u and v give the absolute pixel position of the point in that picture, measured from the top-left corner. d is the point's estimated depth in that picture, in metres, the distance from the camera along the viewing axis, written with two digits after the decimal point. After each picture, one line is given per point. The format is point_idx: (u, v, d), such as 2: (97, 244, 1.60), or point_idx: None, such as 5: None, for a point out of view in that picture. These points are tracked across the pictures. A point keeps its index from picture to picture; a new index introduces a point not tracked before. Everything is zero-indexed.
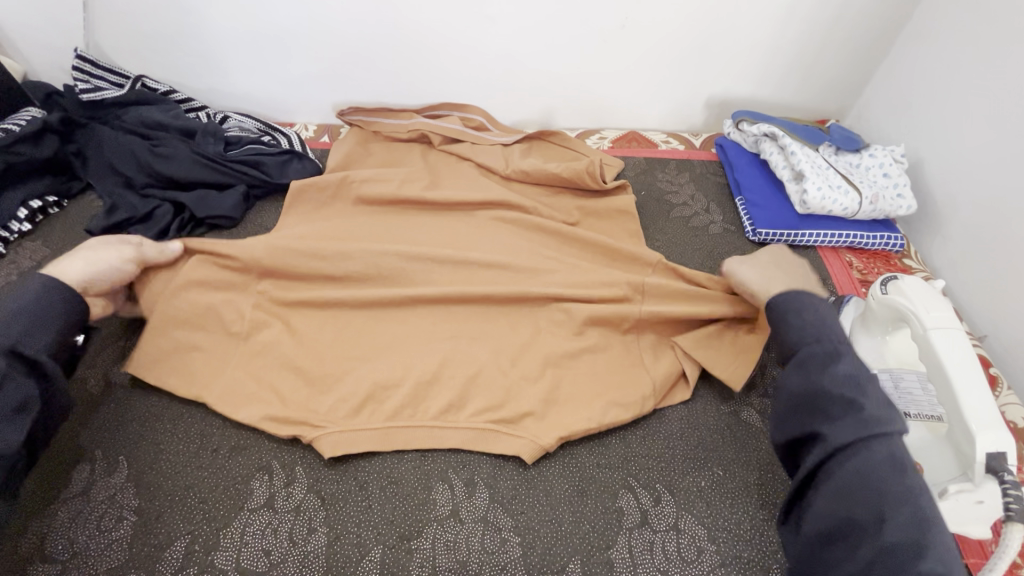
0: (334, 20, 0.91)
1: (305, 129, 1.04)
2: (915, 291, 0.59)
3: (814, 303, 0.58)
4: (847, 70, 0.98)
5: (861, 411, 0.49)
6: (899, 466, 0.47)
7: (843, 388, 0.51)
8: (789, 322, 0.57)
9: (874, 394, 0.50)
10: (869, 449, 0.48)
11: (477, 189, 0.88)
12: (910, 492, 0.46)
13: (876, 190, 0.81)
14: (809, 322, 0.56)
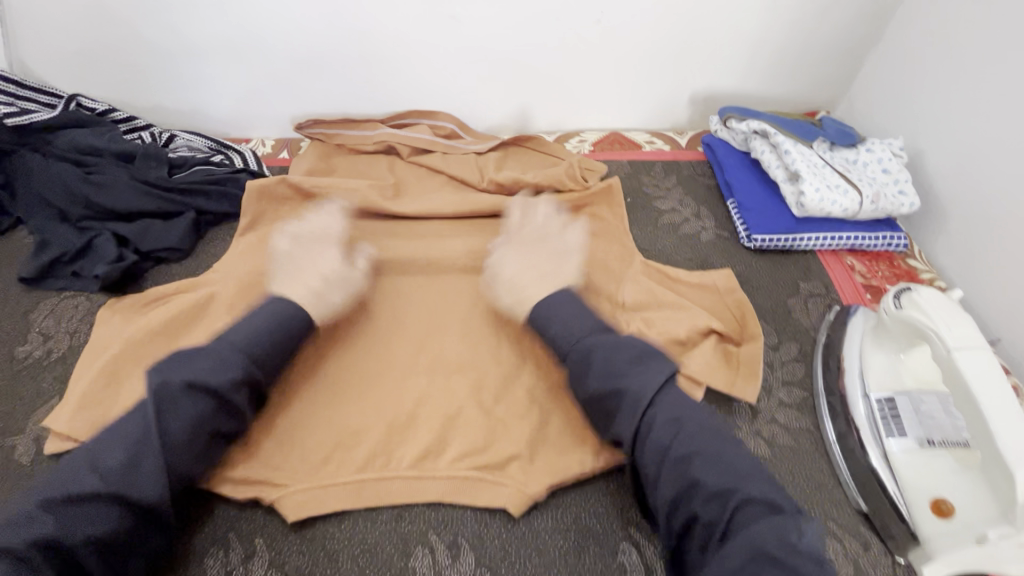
0: (285, 26, 0.84)
1: (262, 145, 0.96)
2: (932, 304, 0.54)
3: (568, 299, 0.64)
4: (837, 59, 0.93)
5: (630, 393, 0.53)
6: (683, 417, 0.52)
7: (610, 379, 0.55)
8: (552, 332, 0.62)
9: (646, 347, 0.58)
10: (652, 420, 0.52)
11: (450, 206, 0.81)
12: (702, 430, 0.51)
13: (877, 187, 0.76)
14: (562, 326, 0.62)
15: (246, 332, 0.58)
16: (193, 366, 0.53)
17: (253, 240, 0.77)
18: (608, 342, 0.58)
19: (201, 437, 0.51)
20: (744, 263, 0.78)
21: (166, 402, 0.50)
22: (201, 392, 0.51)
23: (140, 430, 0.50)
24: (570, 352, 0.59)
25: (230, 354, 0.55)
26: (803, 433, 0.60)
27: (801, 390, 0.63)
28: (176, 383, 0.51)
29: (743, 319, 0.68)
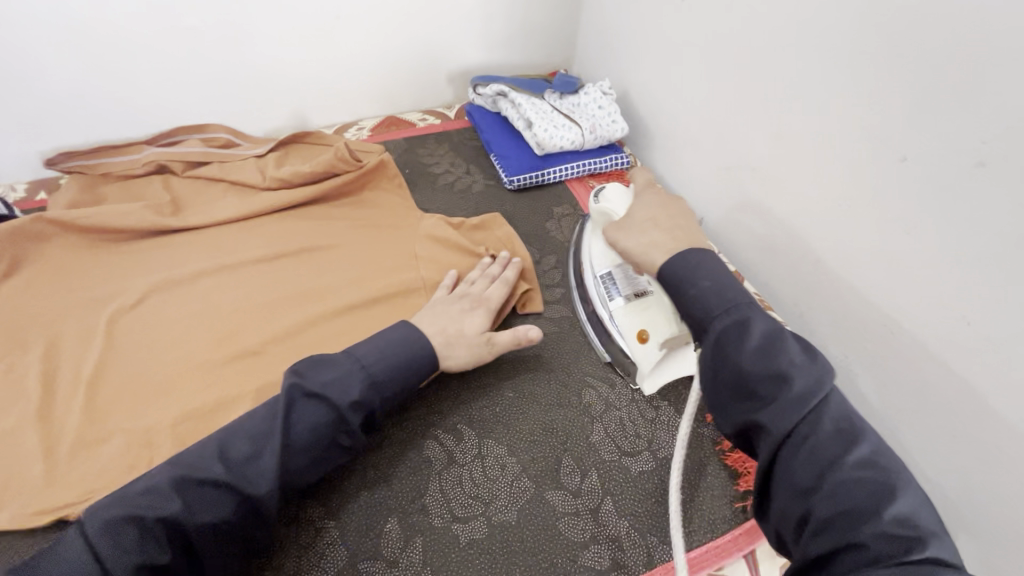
0: (3, 63, 0.80)
1: (12, 190, 0.90)
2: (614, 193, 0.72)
3: (700, 257, 0.55)
4: (556, 26, 1.12)
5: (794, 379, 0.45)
6: (842, 412, 0.45)
7: (766, 359, 0.46)
8: (701, 284, 0.53)
9: (791, 348, 0.47)
10: (803, 412, 0.44)
11: (233, 208, 0.84)
12: (844, 420, 0.44)
13: (593, 121, 0.94)
14: (715, 285, 0.52)
15: (375, 355, 0.58)
16: (319, 374, 0.55)
17: (19, 284, 0.74)
18: (766, 324, 0.49)
19: (322, 447, 0.53)
20: (510, 203, 0.92)
21: (292, 404, 0.53)
22: (323, 403, 0.54)
23: (267, 424, 0.53)
24: (720, 318, 0.50)
25: (354, 367, 0.57)
26: (564, 319, 0.76)
27: (560, 289, 0.80)
28: (304, 388, 0.54)
29: (513, 245, 0.81)
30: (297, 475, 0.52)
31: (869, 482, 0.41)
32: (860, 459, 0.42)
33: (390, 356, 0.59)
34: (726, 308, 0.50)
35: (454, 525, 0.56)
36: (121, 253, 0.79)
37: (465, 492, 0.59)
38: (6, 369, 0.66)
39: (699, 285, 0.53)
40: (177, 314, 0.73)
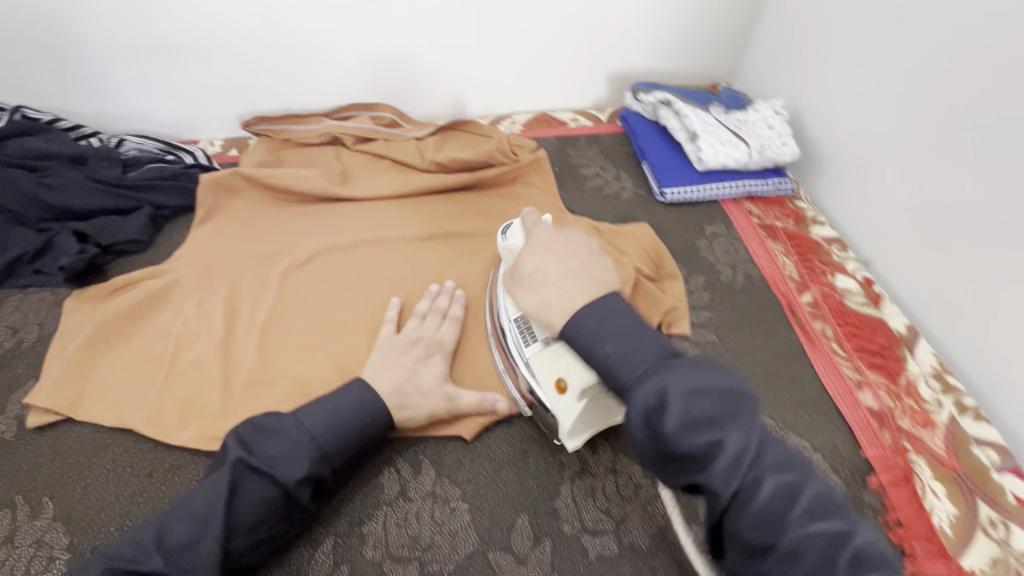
0: (226, 34, 0.90)
1: (210, 145, 1.01)
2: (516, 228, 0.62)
3: (610, 307, 0.47)
4: (730, 36, 1.06)
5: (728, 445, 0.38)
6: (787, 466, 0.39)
7: (701, 427, 0.38)
8: (607, 350, 0.45)
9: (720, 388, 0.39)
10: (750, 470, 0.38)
11: (393, 185, 0.89)
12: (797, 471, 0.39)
13: (762, 141, 0.89)
14: (622, 340, 0.44)
15: (327, 422, 0.53)
16: (267, 447, 0.51)
17: (213, 229, 0.83)
18: (685, 379, 0.39)
19: (267, 523, 0.49)
20: (659, 216, 0.89)
21: (234, 482, 0.48)
22: (267, 477, 0.50)
23: (208, 505, 0.48)
24: (635, 387, 0.42)
25: (304, 439, 0.52)
26: (708, 345, 0.72)
27: (709, 312, 0.76)
28: (249, 461, 0.50)
29: (661, 262, 0.80)
30: (239, 555, 0.48)
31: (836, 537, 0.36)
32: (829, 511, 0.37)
33: (337, 420, 0.54)
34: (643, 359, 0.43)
35: (584, 536, 0.56)
36: (293, 214, 0.86)
37: (596, 505, 0.58)
38: (197, 304, 0.74)
39: (609, 347, 0.45)
40: (339, 277, 0.78)
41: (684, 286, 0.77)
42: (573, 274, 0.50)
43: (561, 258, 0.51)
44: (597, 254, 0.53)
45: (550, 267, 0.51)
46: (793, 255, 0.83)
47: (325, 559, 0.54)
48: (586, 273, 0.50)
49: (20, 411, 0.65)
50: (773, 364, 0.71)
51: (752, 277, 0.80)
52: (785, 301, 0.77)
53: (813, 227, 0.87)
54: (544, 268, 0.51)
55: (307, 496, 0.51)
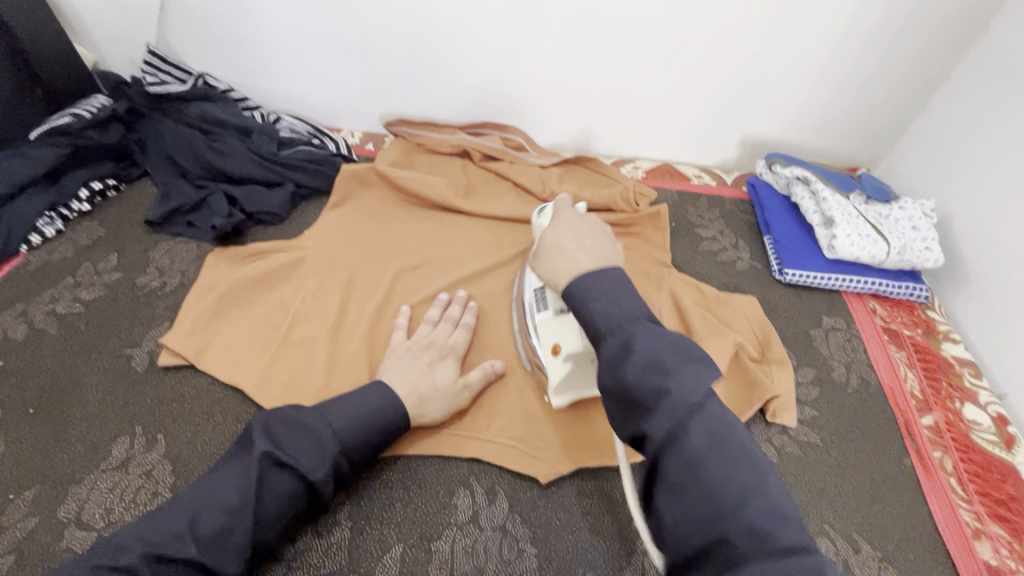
0: (387, 39, 0.95)
1: (352, 136, 1.09)
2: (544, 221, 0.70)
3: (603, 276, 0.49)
4: (884, 122, 1.00)
5: (671, 396, 0.41)
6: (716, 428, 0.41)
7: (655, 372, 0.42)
8: (591, 306, 0.48)
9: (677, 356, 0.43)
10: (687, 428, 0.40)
11: (512, 208, 0.90)
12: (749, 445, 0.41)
13: (905, 241, 0.83)
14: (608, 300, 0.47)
15: (348, 417, 0.56)
16: (292, 441, 0.53)
17: (342, 216, 0.88)
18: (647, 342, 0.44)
19: (291, 511, 0.52)
20: (773, 294, 0.85)
21: (260, 476, 0.51)
22: (290, 470, 0.52)
23: (235, 496, 0.50)
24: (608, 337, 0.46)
25: (324, 435, 0.54)
26: (809, 445, 0.68)
27: (814, 411, 0.71)
28: (270, 457, 0.51)
29: (769, 344, 0.77)
30: (264, 541, 0.51)
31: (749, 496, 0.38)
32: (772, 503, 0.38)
33: (359, 414, 0.57)
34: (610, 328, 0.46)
35: None
36: (414, 217, 0.90)
37: None
38: (316, 284, 0.78)
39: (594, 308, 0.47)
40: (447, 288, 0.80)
41: (792, 375, 0.73)
42: (577, 244, 0.54)
43: (575, 235, 0.56)
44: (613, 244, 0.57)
45: (572, 220, 0.57)
46: (918, 369, 0.77)
47: (392, 565, 0.55)
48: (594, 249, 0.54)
49: (154, 347, 0.71)
50: (875, 483, 0.66)
51: (868, 383, 0.75)
52: (902, 419, 0.71)
53: (944, 343, 0.80)
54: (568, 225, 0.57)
55: (330, 484, 0.54)
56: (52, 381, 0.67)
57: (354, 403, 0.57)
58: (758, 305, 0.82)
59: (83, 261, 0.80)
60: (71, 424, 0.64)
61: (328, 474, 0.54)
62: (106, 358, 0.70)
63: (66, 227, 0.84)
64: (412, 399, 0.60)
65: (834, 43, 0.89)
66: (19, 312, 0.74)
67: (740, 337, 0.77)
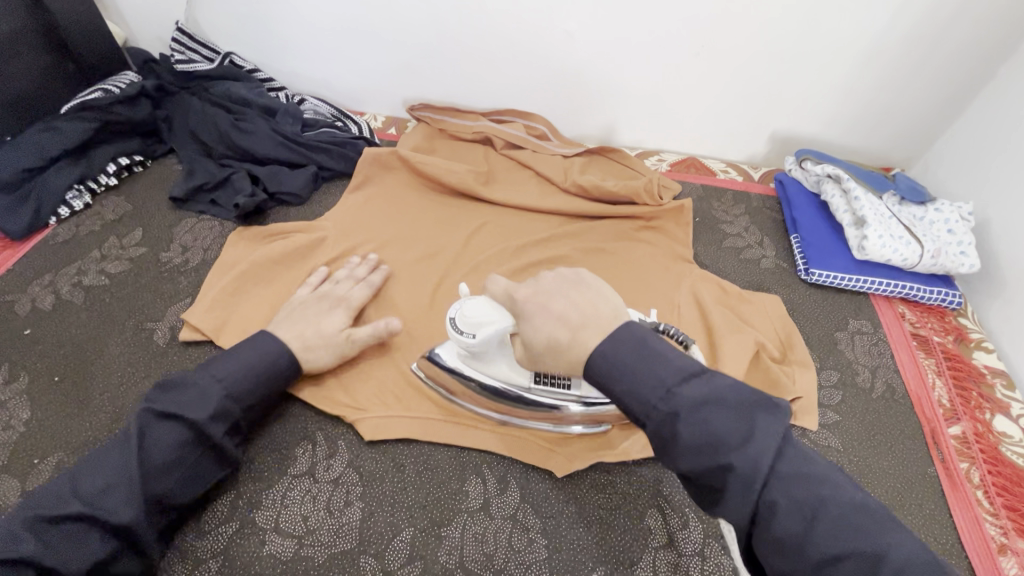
0: (412, 22, 0.94)
1: (375, 120, 1.09)
2: (476, 315, 0.55)
3: (628, 344, 0.48)
4: (923, 121, 0.96)
5: (738, 471, 0.42)
6: (816, 488, 0.42)
7: (700, 454, 0.44)
8: (620, 392, 0.48)
9: (721, 409, 0.44)
10: (771, 502, 0.42)
11: (533, 198, 0.90)
12: (840, 492, 0.42)
13: (939, 244, 0.80)
14: (632, 377, 0.47)
15: (231, 367, 0.59)
16: (171, 395, 0.56)
17: (362, 199, 0.88)
18: (697, 392, 0.45)
19: (186, 463, 0.54)
20: (799, 294, 0.83)
21: (144, 428, 0.54)
22: (174, 421, 0.55)
23: (124, 456, 0.52)
24: (646, 421, 0.46)
25: (207, 385, 0.57)
26: (830, 450, 0.66)
27: (837, 415, 0.70)
28: (155, 410, 0.55)
29: (791, 345, 0.75)
30: (169, 492, 0.53)
31: (876, 561, 0.39)
32: (900, 556, 0.39)
33: (244, 366, 0.59)
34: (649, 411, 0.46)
35: None
36: (435, 203, 0.90)
37: None
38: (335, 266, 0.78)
39: (623, 383, 0.47)
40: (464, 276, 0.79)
41: (815, 378, 0.71)
42: (567, 322, 0.51)
43: (560, 307, 0.52)
44: (596, 286, 0.54)
45: (547, 301, 0.53)
46: (946, 377, 0.74)
47: (402, 548, 0.55)
48: (590, 320, 0.50)
49: (175, 321, 0.72)
50: (898, 491, 0.64)
51: (894, 389, 0.73)
52: (928, 428, 0.69)
53: (976, 352, 0.77)
54: (547, 302, 0.53)
55: (222, 432, 0.56)
56: (77, 351, 0.69)
57: (239, 359, 0.60)
58: (781, 305, 0.80)
59: (110, 235, 0.81)
60: (94, 394, 0.65)
61: (218, 418, 0.56)
62: (129, 331, 0.71)
63: (93, 201, 0.85)
64: None
65: (875, 35, 0.86)
66: (47, 282, 0.75)
67: (762, 337, 0.75)
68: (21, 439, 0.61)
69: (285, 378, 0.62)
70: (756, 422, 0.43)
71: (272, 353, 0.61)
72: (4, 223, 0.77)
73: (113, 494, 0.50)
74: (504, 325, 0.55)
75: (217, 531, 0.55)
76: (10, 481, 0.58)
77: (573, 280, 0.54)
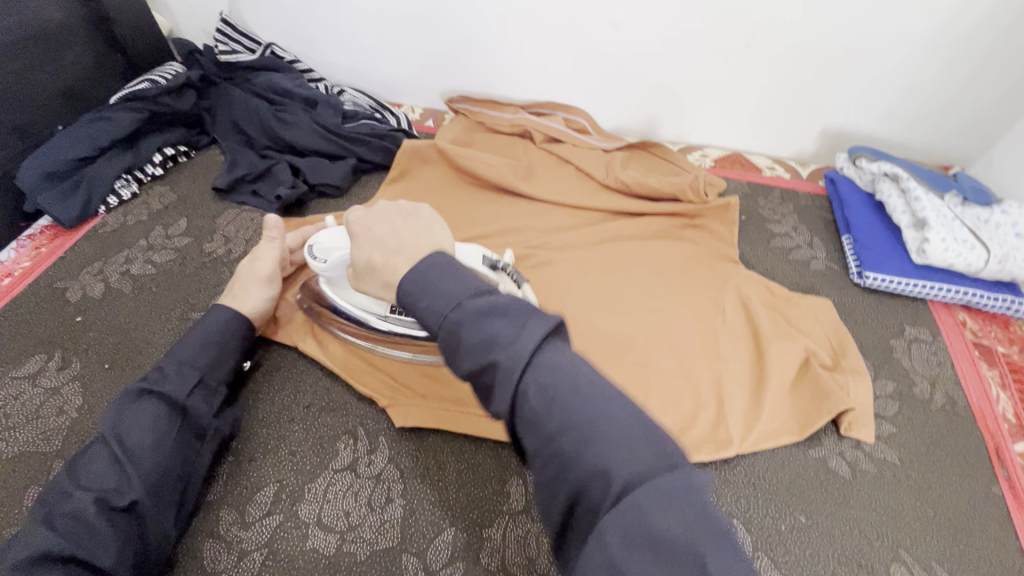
0: (452, 11, 0.93)
1: (412, 111, 1.08)
2: (327, 242, 0.62)
3: (451, 269, 0.42)
4: (988, 118, 0.91)
5: (502, 368, 0.36)
6: (572, 379, 0.36)
7: (482, 353, 0.37)
8: (421, 307, 0.41)
9: (516, 312, 0.38)
10: (524, 389, 0.36)
11: (573, 194, 0.88)
12: (599, 388, 0.36)
13: (1007, 249, 0.75)
14: (435, 294, 0.41)
15: (204, 348, 0.60)
16: (150, 378, 0.57)
17: (401, 192, 0.87)
18: (503, 325, 0.38)
19: (177, 438, 0.55)
20: (851, 299, 0.80)
21: (119, 411, 0.54)
22: (158, 402, 0.55)
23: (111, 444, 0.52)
24: (439, 331, 0.40)
25: (186, 365, 0.58)
26: (885, 464, 0.64)
27: (893, 428, 0.66)
28: (126, 395, 0.56)
29: (844, 352, 0.72)
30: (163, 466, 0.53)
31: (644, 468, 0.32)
32: (608, 432, 0.34)
33: (204, 336, 0.61)
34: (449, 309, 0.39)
35: None
36: (473, 197, 0.89)
37: None
38: None
39: (429, 299, 0.41)
40: None
41: (870, 387, 0.68)
42: (386, 243, 0.49)
43: (380, 231, 0.50)
44: (427, 220, 0.52)
45: (370, 224, 0.51)
46: (1011, 390, 0.70)
47: (443, 548, 0.54)
48: (411, 244, 0.48)
49: None
50: (960, 509, 0.61)
51: (955, 401, 0.69)
52: (992, 444, 0.66)
53: None
54: (370, 226, 0.51)
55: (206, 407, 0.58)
56: (126, 338, 0.70)
57: (197, 332, 0.61)
58: (833, 311, 0.77)
59: (155, 225, 0.82)
60: None
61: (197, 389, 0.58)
62: (174, 320, 0.72)
63: (140, 190, 0.86)
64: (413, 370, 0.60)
65: (941, 25, 0.81)
66: (97, 270, 0.77)
67: (812, 343, 0.72)
68: (74, 425, 0.62)
69: (244, 346, 0.64)
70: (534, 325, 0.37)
71: (228, 320, 0.63)
72: (55, 210, 0.79)
73: (111, 473, 0.50)
74: (344, 250, 0.60)
75: (260, 524, 0.56)
76: (66, 465, 0.60)
77: (404, 211, 0.53)
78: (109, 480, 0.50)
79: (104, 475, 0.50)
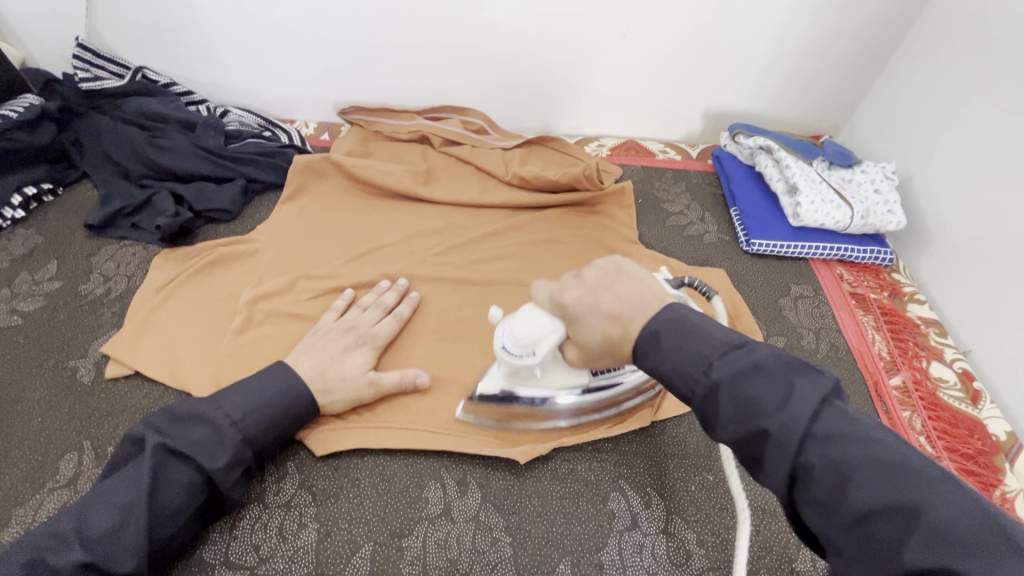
0: (333, 22, 0.91)
1: (306, 126, 1.05)
2: (529, 335, 0.53)
3: (677, 315, 0.45)
4: (844, 87, 0.99)
5: (775, 437, 0.37)
6: (849, 448, 0.35)
7: (745, 419, 0.39)
8: (666, 368, 0.44)
9: (769, 376, 0.39)
10: (807, 464, 0.36)
11: (472, 194, 0.88)
12: (890, 451, 0.34)
13: (868, 205, 0.83)
14: (677, 352, 0.43)
15: (244, 405, 0.54)
16: (184, 432, 0.52)
17: (297, 208, 0.84)
18: (772, 393, 0.38)
19: (194, 503, 0.50)
20: (742, 265, 0.85)
21: (157, 467, 0.49)
22: (190, 462, 0.50)
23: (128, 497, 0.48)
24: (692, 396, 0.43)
25: (223, 427, 0.53)
26: None
27: None
28: (169, 448, 0.50)
29: (738, 315, 0.76)
30: (168, 538, 0.49)
31: (916, 519, 0.31)
32: (947, 520, 0.31)
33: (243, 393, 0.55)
34: (704, 368, 0.42)
35: None
36: (372, 206, 0.87)
37: (644, 567, 0.54)
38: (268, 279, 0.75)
39: (668, 361, 0.44)
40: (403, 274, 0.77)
41: (762, 344, 0.73)
42: (617, 315, 0.47)
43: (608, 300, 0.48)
44: (638, 277, 0.50)
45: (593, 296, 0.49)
46: (885, 331, 0.77)
47: (361, 566, 0.53)
48: (634, 308, 0.47)
49: (99, 357, 0.68)
50: None
51: (837, 347, 0.75)
52: (871, 381, 0.72)
53: (910, 305, 0.81)
54: (595, 299, 0.49)
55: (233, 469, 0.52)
56: None
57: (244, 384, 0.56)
58: (725, 277, 0.81)
59: (20, 271, 0.75)
60: (13, 444, 0.60)
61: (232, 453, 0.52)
62: (48, 371, 0.66)
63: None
64: (318, 381, 0.59)
65: (791, 9, 0.88)
66: None
67: (708, 309, 0.76)
68: None
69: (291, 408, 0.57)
70: (802, 389, 0.38)
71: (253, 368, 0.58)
72: None
73: (122, 541, 0.46)
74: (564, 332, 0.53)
75: None
76: None
77: (613, 272, 0.51)
78: (110, 545, 0.46)
79: (95, 530, 0.46)
